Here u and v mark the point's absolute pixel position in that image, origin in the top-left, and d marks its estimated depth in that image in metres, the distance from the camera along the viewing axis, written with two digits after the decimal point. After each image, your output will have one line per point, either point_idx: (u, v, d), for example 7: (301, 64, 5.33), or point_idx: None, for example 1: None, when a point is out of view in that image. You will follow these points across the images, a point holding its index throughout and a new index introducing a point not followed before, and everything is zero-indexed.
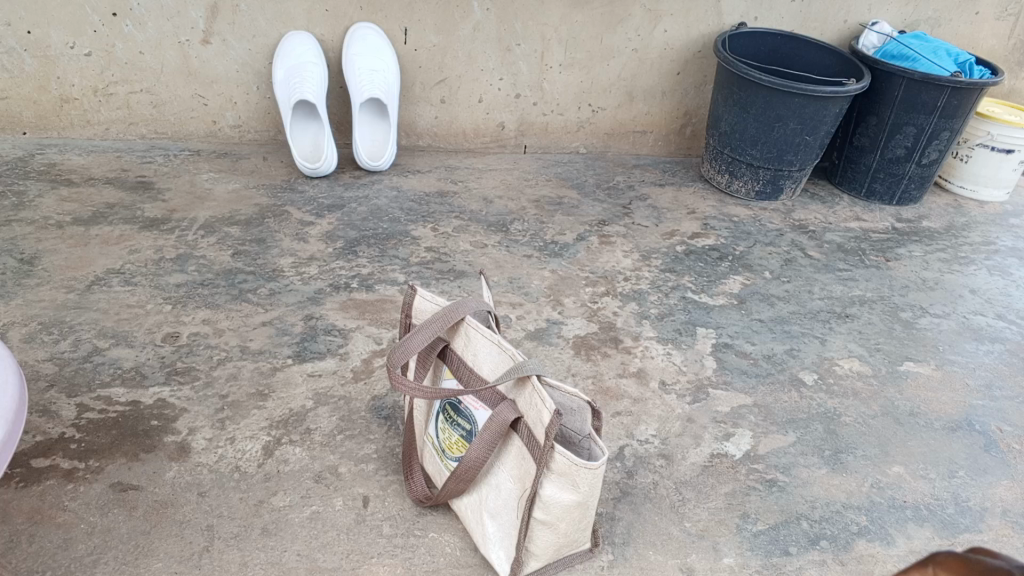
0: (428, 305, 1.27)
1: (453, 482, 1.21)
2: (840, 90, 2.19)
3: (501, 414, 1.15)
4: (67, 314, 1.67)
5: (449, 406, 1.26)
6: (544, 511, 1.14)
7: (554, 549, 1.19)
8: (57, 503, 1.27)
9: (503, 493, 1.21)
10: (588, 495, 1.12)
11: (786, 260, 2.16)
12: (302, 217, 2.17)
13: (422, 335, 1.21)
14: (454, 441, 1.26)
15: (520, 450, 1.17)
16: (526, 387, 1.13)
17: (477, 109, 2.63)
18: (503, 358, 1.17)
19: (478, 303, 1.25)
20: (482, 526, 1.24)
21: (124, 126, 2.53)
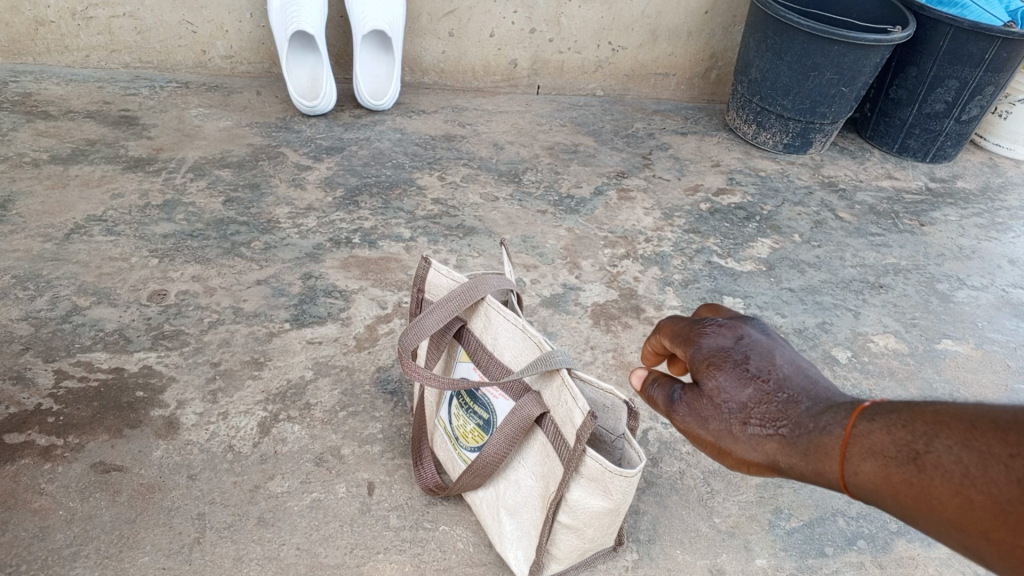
0: (442, 281, 1.15)
1: (469, 477, 1.10)
2: (884, 38, 2.02)
3: (525, 407, 1.04)
4: (44, 267, 1.54)
5: (465, 391, 1.15)
6: (570, 515, 1.03)
7: (578, 552, 1.09)
8: (32, 486, 1.15)
9: (523, 491, 1.10)
10: (621, 503, 1.01)
11: (816, 222, 2.03)
12: (299, 160, 2.01)
13: (437, 316, 1.09)
14: (469, 431, 1.15)
15: (545, 447, 1.06)
16: (554, 379, 1.01)
17: (488, 44, 2.45)
18: (527, 344, 1.05)
19: (500, 280, 1.12)
20: (499, 523, 1.13)
21: (106, 53, 2.34)
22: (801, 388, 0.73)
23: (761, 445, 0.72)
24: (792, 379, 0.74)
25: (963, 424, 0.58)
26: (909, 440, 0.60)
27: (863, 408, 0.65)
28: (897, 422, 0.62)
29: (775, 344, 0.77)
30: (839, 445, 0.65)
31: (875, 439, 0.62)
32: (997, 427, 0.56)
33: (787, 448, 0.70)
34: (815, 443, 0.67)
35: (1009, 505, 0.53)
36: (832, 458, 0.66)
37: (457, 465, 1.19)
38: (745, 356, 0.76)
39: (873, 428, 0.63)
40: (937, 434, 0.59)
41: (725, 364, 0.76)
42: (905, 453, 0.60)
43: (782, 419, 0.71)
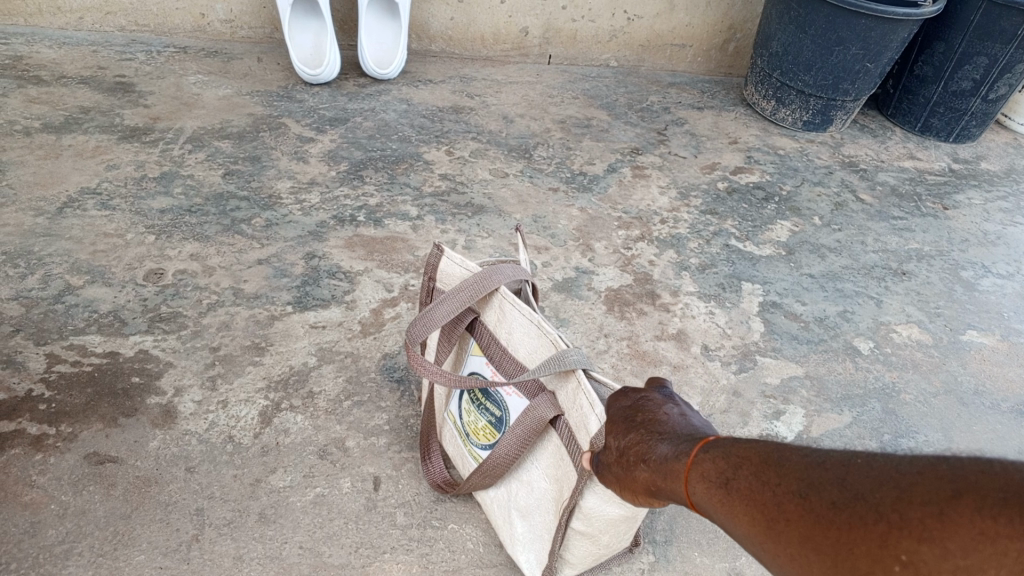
0: (454, 270, 1.09)
1: (478, 478, 1.05)
2: (913, 12, 1.93)
3: (539, 408, 0.97)
4: (35, 244, 1.47)
5: (477, 387, 1.09)
6: (584, 522, 0.97)
7: (593, 559, 1.03)
8: (22, 478, 1.10)
9: (536, 493, 1.05)
10: (637, 512, 0.94)
11: (836, 205, 1.96)
12: (302, 131, 1.94)
13: (448, 306, 1.02)
14: (481, 427, 1.09)
15: (558, 449, 1.00)
16: (570, 381, 0.94)
17: (499, 12, 2.36)
18: (542, 341, 0.98)
19: (515, 270, 1.05)
20: (510, 525, 1.08)
21: (100, 16, 2.25)
22: (681, 427, 0.68)
23: (637, 477, 0.67)
24: (673, 420, 0.69)
25: (759, 457, 0.56)
26: (724, 467, 0.57)
27: (708, 439, 0.61)
28: (727, 455, 0.58)
29: (675, 400, 0.74)
30: (686, 468, 0.60)
31: (705, 466, 0.59)
32: (780, 462, 0.55)
33: (651, 474, 0.64)
34: (669, 466, 0.62)
35: (772, 524, 0.52)
36: (680, 481, 0.60)
37: (468, 462, 1.14)
38: (636, 408, 0.73)
39: (704, 456, 0.60)
40: (743, 463, 0.56)
41: (619, 418, 0.73)
42: (721, 480, 0.57)
43: (651, 449, 0.66)
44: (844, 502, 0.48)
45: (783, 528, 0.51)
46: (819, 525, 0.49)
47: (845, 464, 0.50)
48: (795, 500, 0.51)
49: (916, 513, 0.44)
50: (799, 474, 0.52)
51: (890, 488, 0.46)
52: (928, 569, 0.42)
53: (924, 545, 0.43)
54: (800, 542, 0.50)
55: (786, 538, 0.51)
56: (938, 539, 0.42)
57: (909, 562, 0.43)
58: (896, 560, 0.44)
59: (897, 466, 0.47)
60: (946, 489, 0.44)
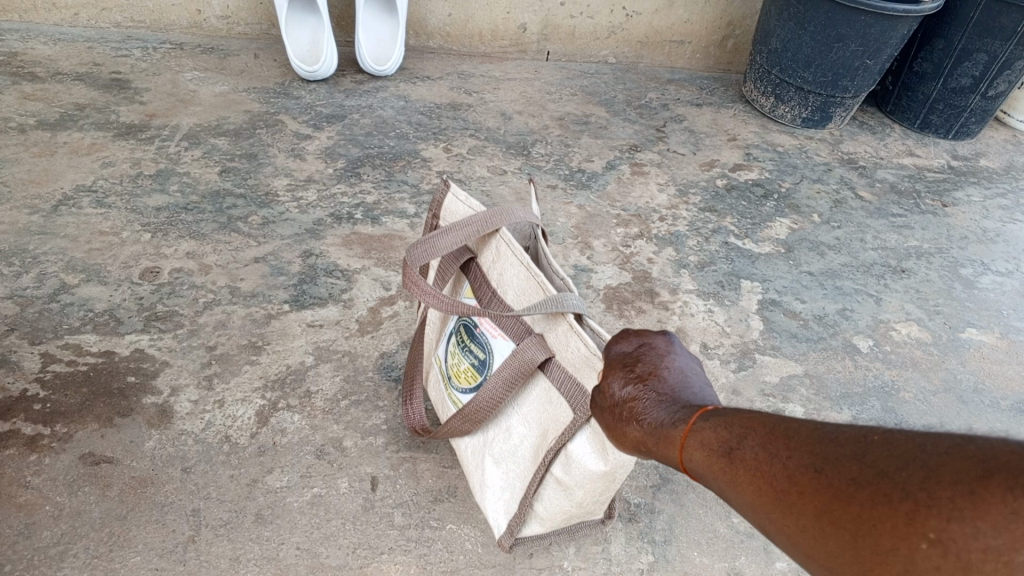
0: (459, 207, 1.04)
1: (459, 422, 0.98)
2: (913, 8, 1.93)
3: (527, 351, 0.91)
4: (30, 242, 1.46)
5: (463, 329, 1.03)
6: (563, 469, 0.91)
7: (563, 517, 0.98)
8: (17, 478, 1.09)
9: (514, 441, 1.00)
10: (620, 468, 0.88)
11: (835, 202, 1.95)
12: (298, 128, 1.93)
13: (453, 238, 0.96)
14: (463, 370, 1.03)
15: (546, 395, 0.94)
16: (560, 325, 0.89)
17: (497, 8, 2.35)
18: (531, 284, 0.92)
19: (526, 213, 0.99)
20: (482, 472, 1.04)
21: (96, 11, 2.23)
22: (679, 386, 0.67)
23: (630, 436, 0.66)
24: (674, 377, 0.68)
25: (766, 428, 0.56)
26: (726, 436, 0.57)
27: (707, 409, 0.61)
28: (728, 422, 0.58)
29: (679, 349, 0.72)
30: (681, 435, 0.60)
31: (704, 433, 0.58)
32: (790, 434, 0.54)
33: (644, 435, 0.64)
34: (664, 433, 0.62)
35: (780, 495, 0.51)
36: (674, 446, 0.60)
37: (446, 406, 1.09)
38: (636, 359, 0.72)
39: (702, 424, 0.59)
40: (748, 433, 0.56)
41: (619, 367, 0.72)
42: (722, 449, 0.57)
43: (646, 410, 0.65)
44: (863, 477, 0.47)
45: (794, 500, 0.50)
46: (837, 501, 0.47)
47: (863, 439, 0.49)
48: (804, 471, 0.50)
49: (944, 491, 0.42)
50: (811, 447, 0.51)
51: (916, 468, 0.45)
52: (956, 547, 0.41)
53: (952, 523, 0.41)
54: (816, 515, 0.49)
55: (799, 511, 0.50)
56: (965, 516, 0.41)
57: (937, 539, 0.42)
58: (922, 538, 0.42)
59: (921, 444, 0.46)
60: (975, 468, 0.42)
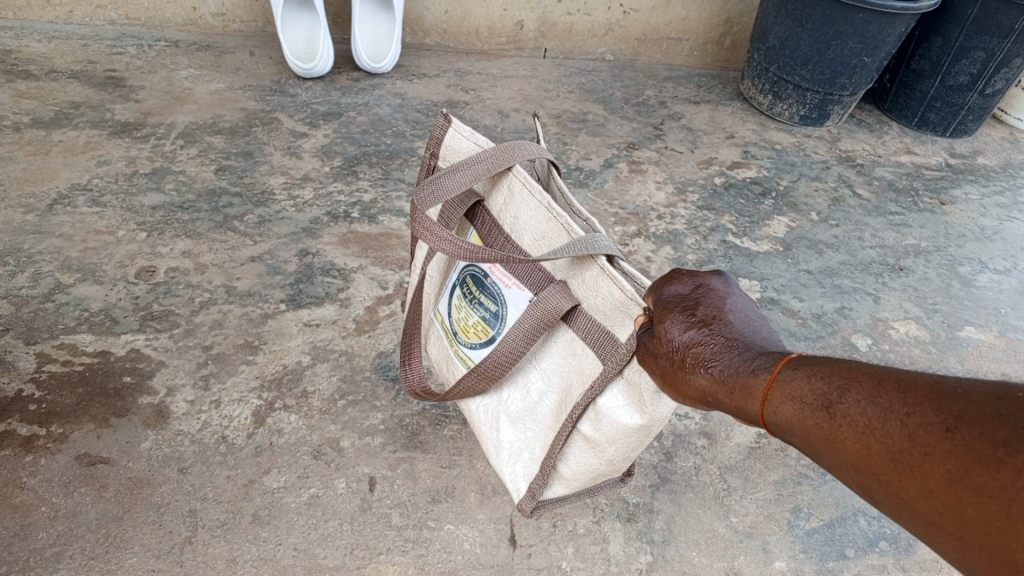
0: (462, 144, 0.99)
1: (472, 382, 0.94)
2: (911, 6, 1.92)
3: (552, 300, 0.85)
4: (25, 241, 1.45)
5: (472, 279, 0.99)
6: (592, 426, 0.88)
7: (589, 477, 0.96)
8: (12, 480, 1.09)
9: (532, 399, 0.97)
10: (657, 422, 0.83)
11: (833, 200, 1.95)
12: (294, 126, 1.92)
13: (462, 177, 0.89)
14: (474, 325, 0.99)
15: (569, 348, 0.90)
16: (589, 268, 0.84)
17: (494, 5, 2.34)
18: (553, 226, 0.88)
19: (538, 149, 0.94)
20: (498, 433, 1.03)
21: (90, 9, 2.22)
22: (744, 332, 0.66)
23: (694, 384, 0.65)
24: (738, 322, 0.67)
25: (872, 381, 0.54)
26: (824, 389, 0.55)
27: (790, 356, 0.59)
28: (819, 372, 0.56)
29: (733, 291, 0.71)
30: (765, 386, 0.58)
31: (796, 385, 0.57)
32: (902, 388, 0.51)
33: (714, 384, 0.63)
34: (742, 384, 0.60)
35: (899, 457, 0.49)
36: (756, 398, 0.59)
37: (455, 365, 1.06)
38: (696, 301, 0.69)
39: (792, 374, 0.57)
40: (851, 386, 0.54)
41: (675, 308, 0.69)
42: (820, 402, 0.55)
43: (716, 357, 0.64)
44: (1012, 442, 0.44)
45: (919, 461, 0.48)
46: (977, 465, 0.45)
47: (1002, 396, 0.46)
48: (929, 431, 0.48)
49: None
50: (934, 404, 0.49)
51: None
52: None
53: None
54: (950, 479, 0.47)
55: (926, 473, 0.48)
56: None
57: None
58: None
59: None
60: None
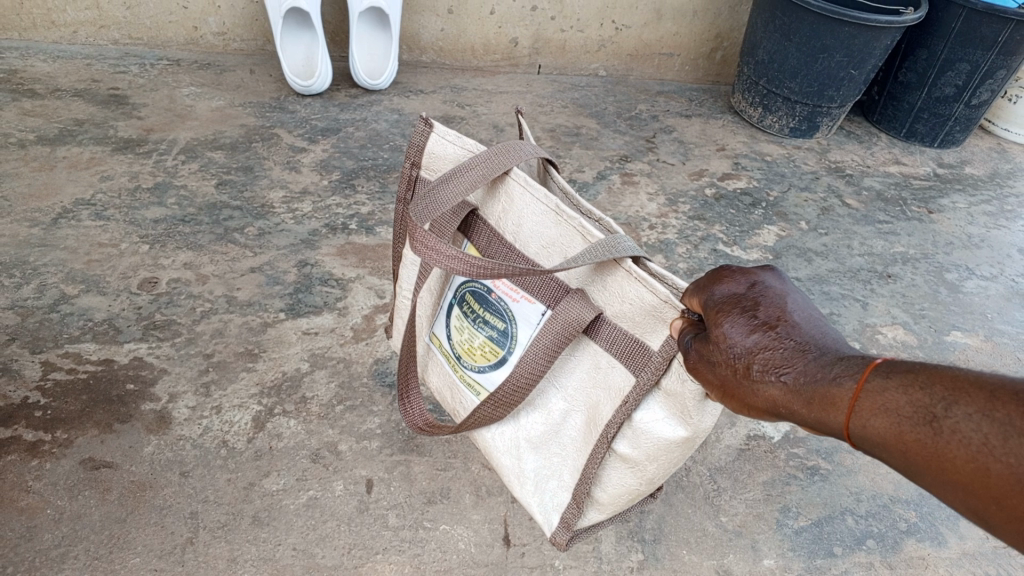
0: (447, 149, 1.00)
1: (490, 409, 0.94)
2: (895, 19, 1.97)
3: (573, 311, 0.86)
4: (30, 254, 1.49)
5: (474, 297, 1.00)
6: (630, 444, 0.88)
7: (625, 500, 0.96)
8: (19, 484, 1.11)
9: (556, 424, 0.98)
10: (699, 434, 0.83)
11: (822, 209, 1.99)
12: (294, 141, 1.96)
13: (461, 188, 0.91)
14: (484, 348, 1.00)
15: (593, 362, 0.90)
16: (613, 273, 0.85)
17: (489, 23, 2.39)
18: (563, 230, 0.88)
19: (533, 149, 0.95)
20: (522, 463, 1.03)
21: (94, 29, 2.27)
22: (815, 337, 0.62)
23: (762, 394, 0.62)
24: (807, 325, 0.64)
25: (982, 392, 0.49)
26: (926, 401, 0.51)
27: (876, 363, 0.55)
28: (916, 382, 0.52)
29: (793, 292, 0.68)
30: (851, 397, 0.55)
31: (890, 396, 0.53)
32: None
33: (789, 394, 0.60)
34: (820, 392, 0.57)
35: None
36: (840, 410, 0.55)
37: (461, 393, 1.07)
38: (756, 303, 0.66)
39: (883, 384, 0.53)
40: (957, 397, 0.50)
41: (733, 310, 0.67)
42: (923, 416, 0.51)
43: (789, 365, 0.61)
44: None
45: None
46: None
47: None
48: None
49: None
50: None
51: None
52: None
53: None
54: None
55: None
56: None
57: None
58: None
59: None
60: None
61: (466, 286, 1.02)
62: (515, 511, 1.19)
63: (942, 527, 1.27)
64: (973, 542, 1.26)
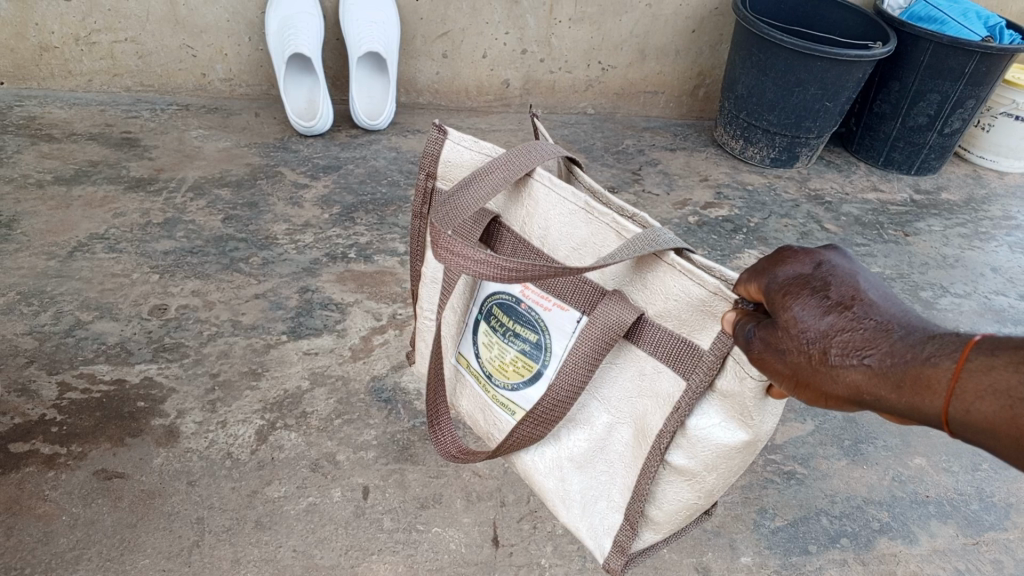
0: (464, 156, 1.05)
1: (528, 427, 0.92)
2: (865, 53, 2.07)
3: (615, 313, 0.85)
4: (48, 284, 1.58)
5: (501, 309, 1.00)
6: (685, 455, 0.86)
7: (684, 517, 0.93)
8: (37, 493, 1.19)
9: (600, 438, 0.97)
10: (761, 438, 0.81)
11: (802, 234, 2.08)
12: (296, 178, 2.07)
13: (485, 192, 0.94)
14: (516, 363, 0.99)
15: (638, 369, 0.89)
16: (655, 269, 0.84)
17: (482, 65, 2.51)
18: (595, 226, 0.91)
19: (553, 148, 0.98)
20: (568, 483, 1.02)
21: (108, 77, 2.40)
22: (894, 314, 0.60)
23: (842, 379, 0.60)
24: (882, 303, 0.62)
25: None
26: None
27: (976, 340, 0.54)
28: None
29: (856, 268, 0.66)
30: (951, 378, 0.54)
31: (999, 376, 0.52)
32: None
33: (877, 378, 0.58)
34: (916, 374, 0.55)
35: None
36: (938, 393, 0.54)
37: (494, 414, 1.06)
38: (825, 283, 0.64)
39: (988, 364, 0.52)
40: None
41: (802, 291, 0.64)
42: None
43: (872, 346, 0.59)
44: None
45: None
46: None
47: None
48: None
49: None
50: None
51: None
52: None
53: None
54: None
55: None
56: None
57: None
58: None
59: None
60: None
61: (492, 297, 1.01)
62: (503, 514, 1.26)
63: (914, 526, 1.33)
64: (944, 539, 1.32)
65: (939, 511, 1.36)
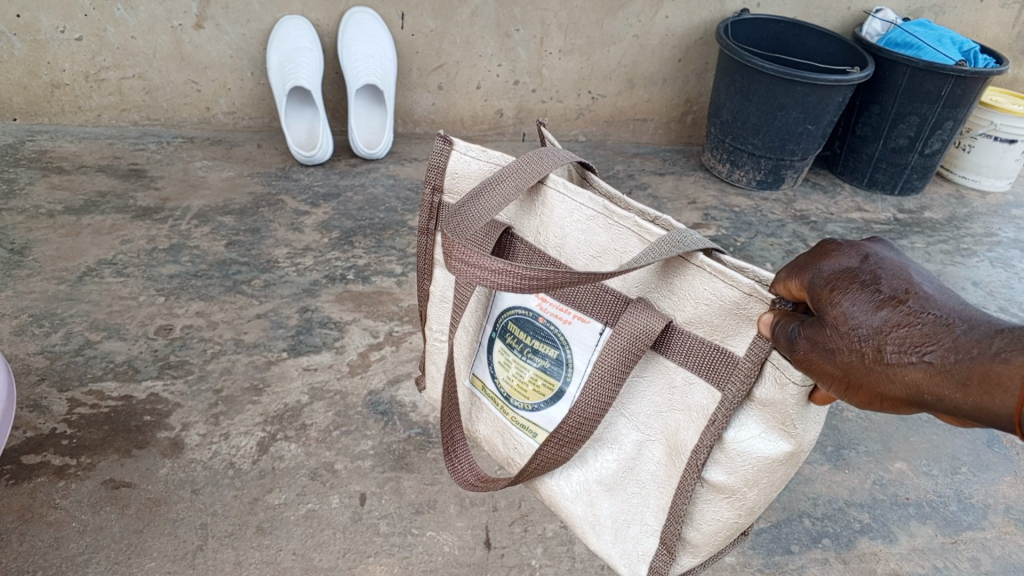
0: (471, 165, 1.10)
1: (554, 448, 0.94)
2: (843, 78, 2.16)
3: (642, 321, 0.86)
4: (58, 306, 1.65)
5: (518, 325, 1.02)
6: (723, 471, 0.88)
7: (726, 535, 0.95)
8: (47, 501, 1.24)
9: (632, 459, 0.98)
10: (801, 451, 0.83)
11: (787, 252, 2.14)
12: (297, 206, 2.14)
13: (498, 200, 0.97)
14: (538, 381, 1.01)
15: (668, 385, 0.90)
16: (684, 272, 0.85)
17: (476, 96, 2.60)
18: (615, 230, 0.93)
19: (567, 154, 1.01)
20: (603, 506, 1.05)
21: (116, 113, 2.49)
22: (952, 308, 0.60)
23: (900, 377, 0.59)
24: (938, 297, 0.61)
25: None
26: None
27: None
28: None
29: (908, 263, 0.66)
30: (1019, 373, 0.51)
31: None
32: None
33: (937, 375, 0.57)
34: (978, 369, 0.54)
35: None
36: (1008, 389, 0.52)
37: (514, 435, 1.10)
38: (875, 278, 0.64)
39: None
40: None
41: (851, 287, 0.64)
42: None
43: (931, 342, 0.58)
44: None
45: None
46: None
47: None
48: None
49: None
50: None
51: None
52: None
53: None
54: None
55: None
56: None
57: None
58: None
59: None
60: None
61: (508, 312, 1.03)
62: (496, 519, 1.30)
63: (893, 526, 1.37)
64: (923, 539, 1.36)
65: (918, 512, 1.41)
